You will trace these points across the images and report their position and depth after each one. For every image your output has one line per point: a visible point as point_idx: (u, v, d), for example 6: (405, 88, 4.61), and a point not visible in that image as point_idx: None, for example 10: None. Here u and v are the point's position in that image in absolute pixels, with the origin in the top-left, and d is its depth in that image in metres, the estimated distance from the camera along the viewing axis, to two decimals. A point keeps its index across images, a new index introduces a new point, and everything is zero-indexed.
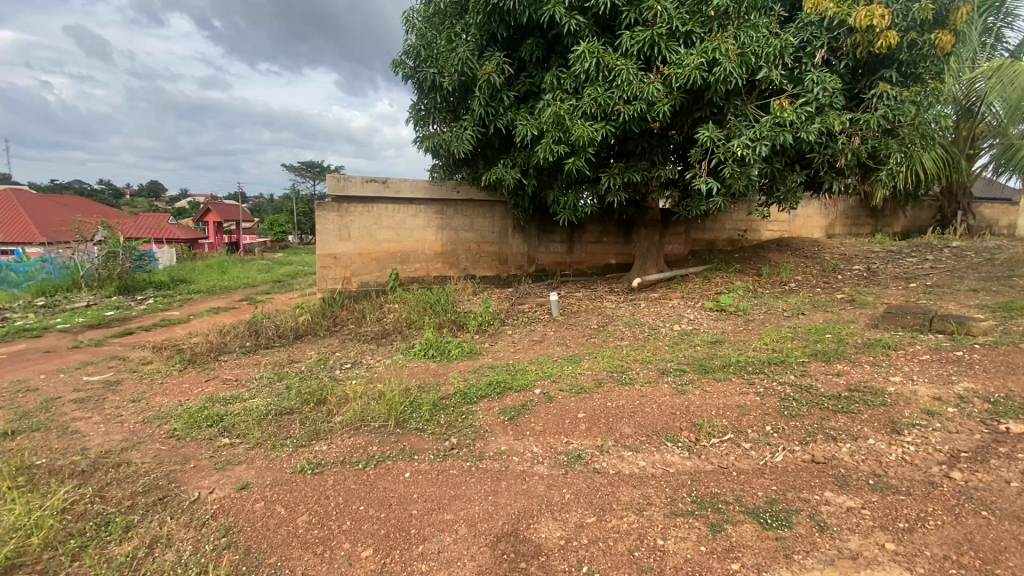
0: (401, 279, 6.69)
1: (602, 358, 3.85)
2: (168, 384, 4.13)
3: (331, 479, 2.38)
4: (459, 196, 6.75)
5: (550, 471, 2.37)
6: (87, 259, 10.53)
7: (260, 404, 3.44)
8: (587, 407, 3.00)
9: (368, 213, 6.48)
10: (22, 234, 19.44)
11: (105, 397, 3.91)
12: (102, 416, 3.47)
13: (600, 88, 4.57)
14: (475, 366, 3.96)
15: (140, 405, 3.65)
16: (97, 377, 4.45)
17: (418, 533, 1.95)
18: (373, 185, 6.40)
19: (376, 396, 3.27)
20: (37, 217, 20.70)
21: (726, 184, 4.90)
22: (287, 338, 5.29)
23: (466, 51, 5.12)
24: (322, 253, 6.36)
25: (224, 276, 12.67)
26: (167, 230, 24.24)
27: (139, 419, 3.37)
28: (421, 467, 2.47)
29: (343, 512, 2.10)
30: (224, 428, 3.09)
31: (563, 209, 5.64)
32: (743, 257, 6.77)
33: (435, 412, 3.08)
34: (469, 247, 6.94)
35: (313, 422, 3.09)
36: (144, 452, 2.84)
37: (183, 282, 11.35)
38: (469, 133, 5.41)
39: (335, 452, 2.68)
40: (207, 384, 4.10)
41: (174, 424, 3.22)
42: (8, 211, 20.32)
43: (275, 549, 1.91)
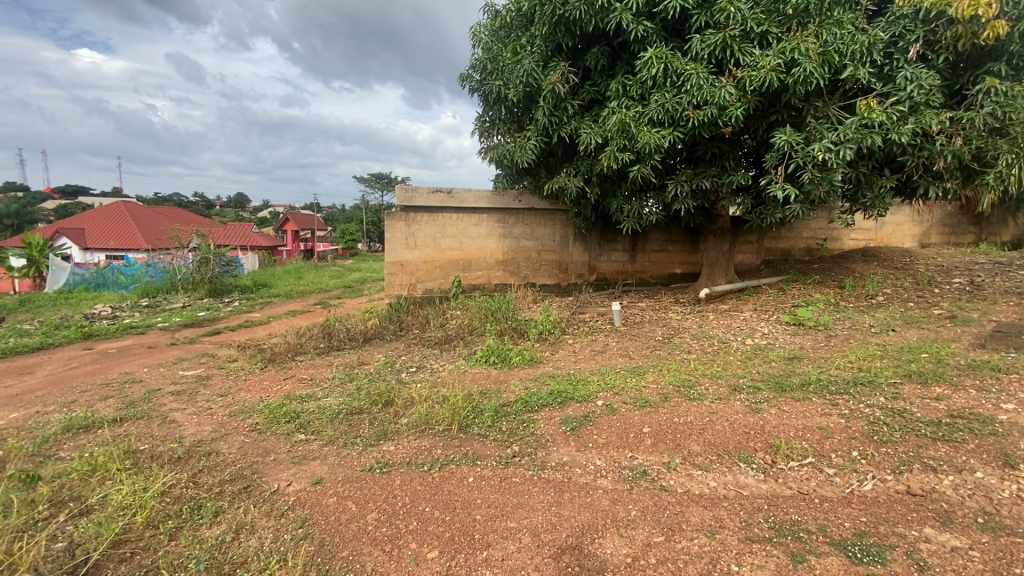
0: (463, 286, 6.84)
1: (668, 371, 3.71)
2: (251, 381, 4.45)
3: (397, 480, 2.45)
4: (521, 205, 6.80)
5: (614, 486, 2.31)
6: (183, 263, 11.59)
7: (333, 403, 3.62)
8: (652, 421, 2.91)
9: (433, 222, 6.69)
10: (131, 241, 21.76)
11: (197, 390, 4.27)
12: (195, 408, 3.79)
13: (669, 93, 4.47)
14: (536, 375, 3.95)
15: (227, 400, 3.96)
16: (191, 372, 4.88)
17: (481, 539, 1.97)
18: (438, 195, 6.60)
19: (440, 401, 3.35)
20: (143, 226, 23.11)
21: (805, 190, 4.62)
22: (356, 341, 5.54)
23: (531, 62, 5.18)
24: (390, 261, 6.63)
25: (301, 281, 13.54)
26: (252, 238, 26.25)
27: (226, 412, 3.64)
28: (483, 473, 2.49)
29: (410, 513, 2.16)
30: (300, 424, 3.28)
31: (627, 217, 5.51)
32: (822, 268, 6.34)
33: (497, 419, 3.10)
34: (531, 256, 6.97)
35: (380, 423, 3.20)
36: (231, 443, 3.07)
37: (264, 286, 12.22)
38: (532, 143, 5.43)
39: (401, 452, 2.77)
40: (285, 382, 4.37)
41: (256, 418, 3.46)
42: (120, 221, 22.83)
43: (346, 543, 1.98)
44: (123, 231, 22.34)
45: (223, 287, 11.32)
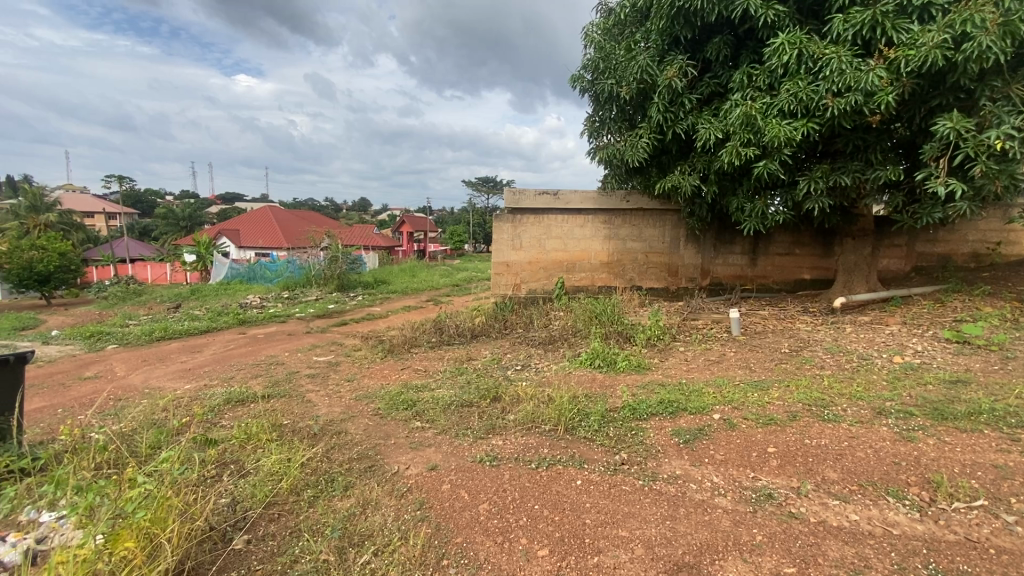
0: (567, 287, 6.83)
1: (796, 387, 3.38)
2: (373, 369, 4.85)
3: (507, 474, 2.51)
4: (629, 205, 6.61)
5: (734, 507, 2.15)
6: (316, 261, 12.99)
7: (445, 395, 3.82)
8: (778, 441, 2.67)
9: (539, 223, 6.76)
10: (275, 241, 24.88)
11: (328, 375, 4.74)
12: (327, 390, 4.23)
13: (803, 81, 4.08)
14: (644, 381, 3.82)
15: (353, 385, 4.36)
16: (323, 358, 5.44)
17: (592, 544, 1.94)
18: (546, 197, 6.67)
19: (546, 400, 3.37)
20: (285, 228, 26.28)
21: (976, 185, 3.94)
22: (464, 337, 5.78)
23: (646, 58, 5.03)
24: (497, 261, 6.83)
25: (414, 279, 14.48)
26: (372, 240, 28.63)
27: (352, 396, 4.01)
28: (591, 477, 2.45)
29: (520, 508, 2.19)
30: (416, 412, 3.50)
31: (748, 217, 5.12)
32: (994, 277, 5.35)
33: (604, 424, 3.04)
34: (638, 258, 6.76)
35: (488, 417, 3.30)
36: (357, 425, 3.36)
37: (383, 283, 13.26)
38: (644, 141, 5.26)
39: (509, 448, 2.82)
40: (402, 372, 4.69)
41: (378, 404, 3.76)
42: (267, 223, 26.21)
43: (460, 530, 2.07)
44: (269, 232, 25.60)
45: (348, 283, 12.49)
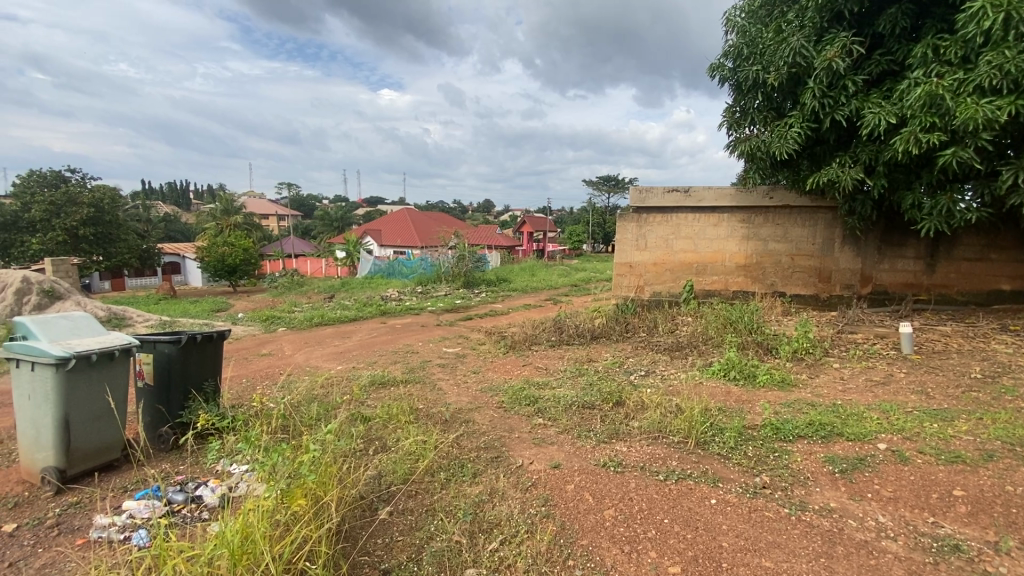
0: (696, 291, 6.42)
1: (992, 422, 2.80)
2: (497, 363, 5.04)
3: (632, 482, 2.43)
4: (772, 203, 6.02)
5: (908, 554, 1.84)
6: (446, 259, 13.89)
7: (567, 394, 3.82)
8: (967, 485, 2.23)
9: (667, 222, 6.46)
10: (409, 240, 27.14)
11: (456, 366, 5.04)
12: (456, 380, 4.49)
13: (1011, 50, 3.38)
14: (788, 399, 3.44)
15: (478, 377, 4.57)
16: (451, 350, 5.80)
17: (729, 570, 1.80)
18: (676, 194, 6.34)
19: (673, 410, 3.20)
20: (418, 228, 28.53)
21: None
22: (585, 337, 5.74)
23: (800, 39, 4.54)
24: (620, 261, 6.67)
25: (534, 278, 14.77)
26: (495, 240, 29.85)
27: (479, 388, 4.20)
28: (727, 497, 2.27)
29: (648, 520, 2.11)
30: (539, 409, 3.56)
31: (927, 215, 4.36)
32: None
33: (740, 442, 2.80)
34: (781, 260, 6.12)
35: (612, 422, 3.23)
36: (483, 415, 3.52)
37: (505, 281, 13.74)
38: (795, 130, 4.73)
39: (635, 456, 2.74)
40: (524, 368, 4.81)
41: (502, 397, 3.90)
42: (403, 224, 28.68)
43: (585, 533, 2.06)
44: (405, 232, 27.98)
45: (473, 280, 13.16)
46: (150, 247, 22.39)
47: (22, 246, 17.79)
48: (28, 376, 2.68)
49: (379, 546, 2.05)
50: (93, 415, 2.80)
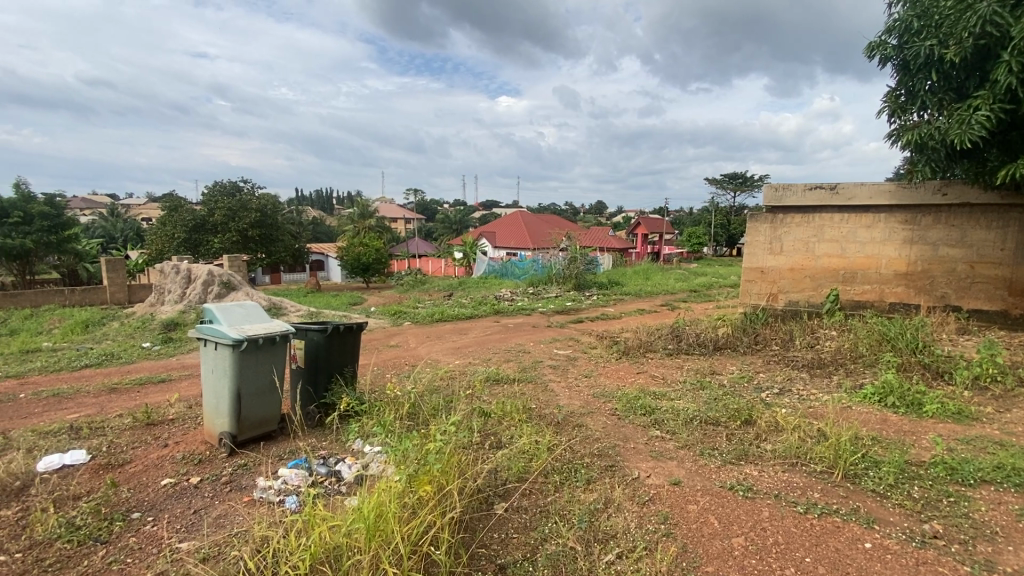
0: (841, 301, 5.69)
1: None
2: (610, 368, 4.93)
3: (765, 511, 2.21)
4: (945, 199, 5.11)
5: None
6: (558, 260, 13.95)
7: (687, 407, 3.60)
8: None
9: (807, 224, 5.80)
10: (523, 242, 27.75)
11: (568, 368, 5.02)
12: (567, 383, 4.47)
13: None
14: (967, 435, 2.89)
15: (591, 381, 4.50)
16: (563, 352, 5.80)
17: None
18: (819, 192, 5.66)
19: (814, 436, 2.86)
20: (531, 230, 29.09)
21: None
22: (707, 347, 5.37)
23: (992, 4, 3.82)
24: (749, 266, 6.12)
25: (649, 281, 14.23)
26: (608, 241, 29.37)
27: (591, 392, 4.14)
28: (884, 543, 1.96)
29: (785, 555, 1.91)
30: (657, 421, 3.39)
31: None
32: None
33: (901, 479, 2.41)
34: (956, 269, 5.19)
35: (739, 441, 2.97)
36: (596, 421, 3.46)
37: (618, 285, 13.43)
38: (982, 114, 3.98)
39: (768, 482, 2.48)
40: (639, 375, 4.63)
41: (616, 404, 3.79)
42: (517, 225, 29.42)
43: (711, 560, 1.91)
44: (518, 234, 28.68)
45: (586, 282, 13.04)
46: (301, 246, 25.59)
47: (207, 245, 21.40)
48: (211, 353, 3.19)
49: (495, 540, 2.10)
50: (259, 390, 3.25)
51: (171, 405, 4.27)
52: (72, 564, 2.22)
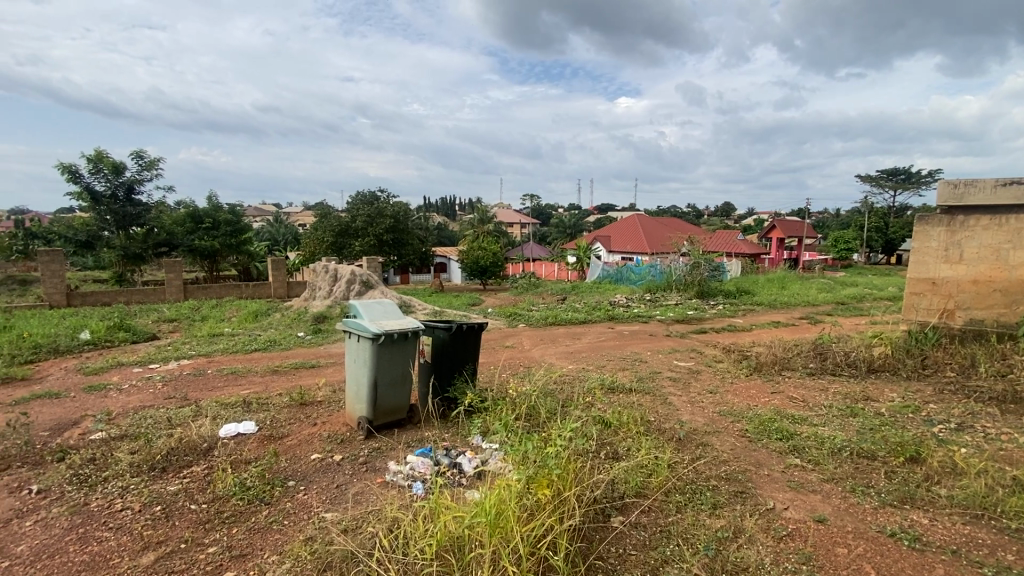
0: None
1: None
2: (738, 385, 4.54)
3: (940, 569, 1.87)
4: None
5: None
6: (679, 266, 13.26)
7: (834, 436, 3.18)
8: None
9: (998, 228, 4.84)
10: (640, 246, 26.91)
11: (690, 381, 4.73)
12: (689, 398, 4.21)
13: None
14: None
15: (716, 398, 4.18)
16: (684, 364, 5.47)
17: None
18: (1014, 189, 4.79)
19: (1008, 486, 2.36)
20: (650, 234, 28.09)
21: None
22: (858, 370, 4.70)
23: None
24: (915, 277, 5.23)
25: (785, 291, 12.91)
26: (736, 246, 27.37)
27: (716, 410, 3.84)
28: None
29: None
30: (795, 447, 3.05)
31: None
32: None
33: None
34: None
35: (903, 482, 2.55)
36: (723, 441, 3.21)
37: (747, 294, 12.39)
38: None
39: (943, 534, 2.10)
40: (772, 395, 4.20)
41: (746, 425, 3.48)
42: (635, 229, 28.59)
43: None
44: (635, 238, 27.84)
45: (710, 290, 12.22)
46: (426, 249, 27.51)
47: (349, 248, 24.00)
48: (355, 345, 3.54)
49: (613, 554, 2.05)
50: (393, 379, 3.54)
51: (319, 389, 4.83)
52: (243, 519, 2.61)
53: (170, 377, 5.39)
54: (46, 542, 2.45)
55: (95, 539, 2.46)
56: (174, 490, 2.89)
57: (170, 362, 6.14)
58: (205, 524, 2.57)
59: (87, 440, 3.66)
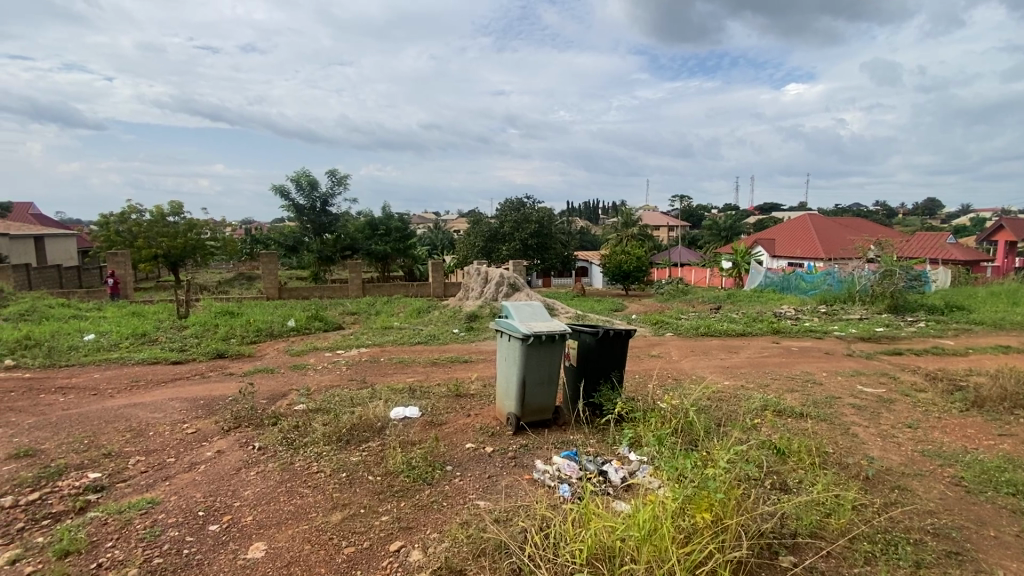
0: None
1: None
2: (948, 421, 3.73)
3: None
4: None
5: None
6: (863, 274, 11.39)
7: None
8: None
9: None
10: (812, 251, 23.77)
11: (880, 411, 4.01)
12: (878, 430, 3.57)
13: None
14: None
15: (917, 434, 3.49)
16: (871, 390, 4.67)
17: None
18: None
19: None
20: (824, 237, 24.66)
21: None
22: None
23: None
24: None
25: (1018, 308, 10.26)
26: (944, 251, 22.57)
27: (917, 448, 3.20)
28: None
29: None
30: None
31: None
32: None
33: None
34: None
35: None
36: (927, 487, 2.67)
37: (959, 310, 10.14)
38: None
39: None
40: (1000, 439, 3.37)
41: (962, 471, 2.84)
42: (804, 232, 25.35)
43: None
44: (805, 242, 24.63)
45: (906, 305, 10.27)
46: (570, 254, 27.79)
47: (498, 252, 25.40)
48: (506, 344, 3.70)
49: None
50: (541, 379, 3.63)
51: (472, 383, 5.18)
52: (410, 495, 2.91)
53: (352, 362, 6.27)
54: (265, 491, 3.01)
55: (299, 494, 2.96)
56: (356, 460, 3.34)
57: (352, 349, 7.13)
58: (379, 494, 2.92)
59: (292, 410, 4.43)
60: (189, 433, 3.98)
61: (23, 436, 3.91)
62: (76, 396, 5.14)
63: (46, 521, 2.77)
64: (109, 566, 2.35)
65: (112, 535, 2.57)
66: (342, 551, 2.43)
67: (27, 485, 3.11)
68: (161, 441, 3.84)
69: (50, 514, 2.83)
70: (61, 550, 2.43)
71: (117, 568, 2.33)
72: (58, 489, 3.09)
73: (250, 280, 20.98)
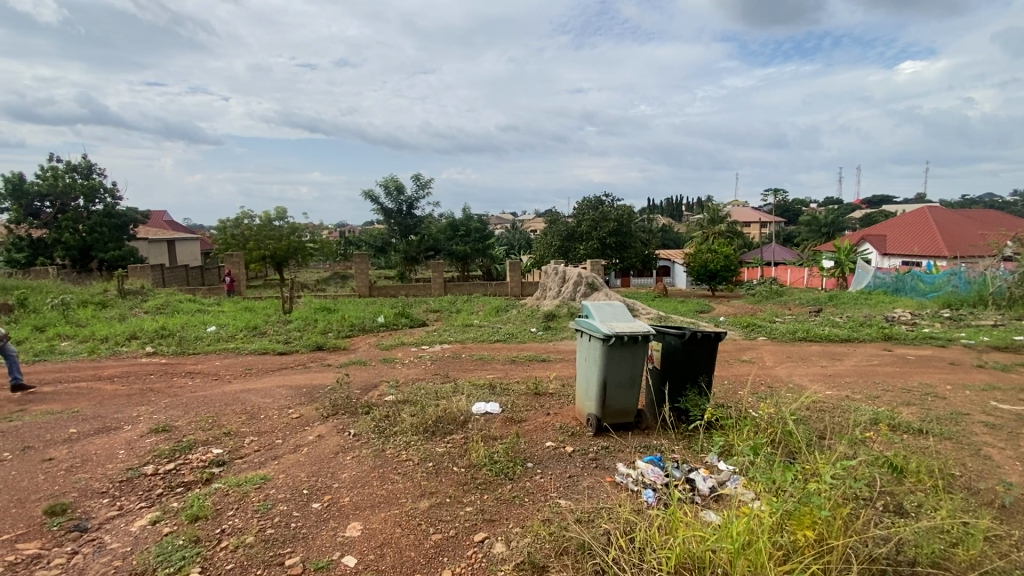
0: None
1: None
2: None
3: None
4: None
5: None
6: (999, 275, 9.97)
7: None
8: None
9: None
10: (932, 249, 21.18)
11: (1020, 431, 3.49)
12: (1017, 452, 3.12)
13: None
14: None
15: None
16: (1008, 406, 4.08)
17: None
18: None
19: None
20: (947, 232, 21.86)
21: None
22: None
23: None
24: None
25: None
26: None
27: None
28: None
29: None
30: None
31: None
32: None
33: None
34: None
35: None
36: None
37: None
38: None
39: None
40: None
41: None
42: (923, 227, 22.64)
43: None
44: (924, 238, 21.98)
45: None
46: (651, 253, 26.96)
47: (575, 251, 25.27)
48: (587, 344, 3.67)
49: None
50: (623, 381, 3.56)
51: (551, 382, 5.19)
52: (492, 488, 2.98)
53: (435, 358, 6.55)
54: (359, 474, 3.24)
55: (390, 479, 3.15)
56: (441, 451, 3.49)
57: (435, 345, 7.44)
58: (464, 486, 3.02)
59: (383, 400, 4.72)
60: (294, 418, 4.37)
61: (161, 413, 4.51)
62: (202, 380, 5.84)
63: (180, 488, 3.18)
64: (231, 533, 2.65)
65: (232, 505, 2.89)
66: (430, 538, 2.55)
67: (165, 456, 3.58)
68: (271, 424, 4.26)
69: (183, 482, 3.24)
70: (192, 515, 2.78)
71: (237, 535, 2.62)
72: (189, 461, 3.53)
73: (344, 279, 22.59)
